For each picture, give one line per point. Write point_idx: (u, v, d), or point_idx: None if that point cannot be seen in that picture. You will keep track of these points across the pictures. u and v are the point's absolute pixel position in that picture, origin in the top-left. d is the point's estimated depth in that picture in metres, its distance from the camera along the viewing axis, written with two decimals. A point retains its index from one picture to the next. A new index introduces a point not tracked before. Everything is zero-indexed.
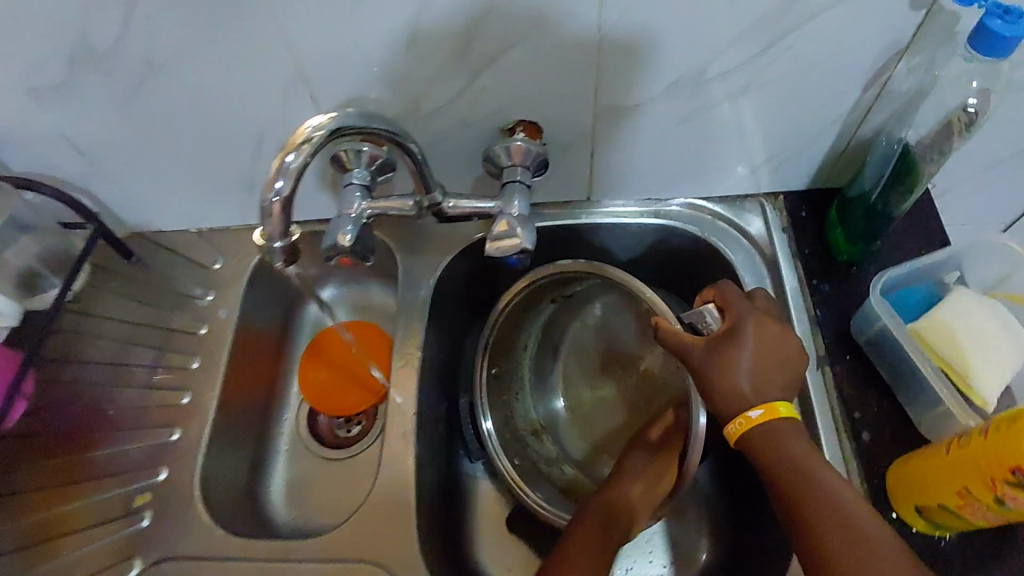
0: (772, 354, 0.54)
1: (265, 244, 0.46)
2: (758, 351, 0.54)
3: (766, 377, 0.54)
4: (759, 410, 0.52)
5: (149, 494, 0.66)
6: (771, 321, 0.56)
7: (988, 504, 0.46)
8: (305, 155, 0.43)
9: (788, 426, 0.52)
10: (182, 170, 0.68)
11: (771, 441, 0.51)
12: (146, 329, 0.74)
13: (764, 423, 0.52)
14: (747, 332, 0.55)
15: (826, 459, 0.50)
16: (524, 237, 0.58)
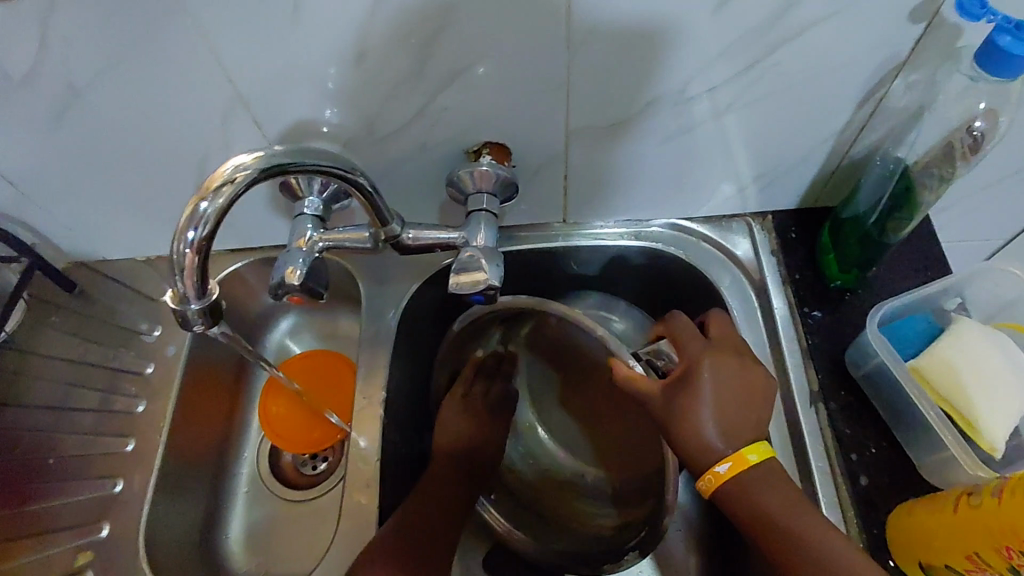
0: (734, 388, 0.51)
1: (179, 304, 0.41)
2: (717, 386, 0.50)
3: (732, 413, 0.49)
4: (728, 463, 0.48)
5: (90, 552, 0.60)
6: (728, 352, 0.53)
7: (1000, 571, 0.42)
8: (222, 199, 0.38)
9: (763, 477, 0.47)
10: (120, 197, 0.63)
11: (743, 498, 0.47)
12: (90, 368, 0.69)
13: (734, 477, 0.48)
14: (702, 367, 0.51)
15: (812, 515, 0.46)
16: (490, 272, 0.53)
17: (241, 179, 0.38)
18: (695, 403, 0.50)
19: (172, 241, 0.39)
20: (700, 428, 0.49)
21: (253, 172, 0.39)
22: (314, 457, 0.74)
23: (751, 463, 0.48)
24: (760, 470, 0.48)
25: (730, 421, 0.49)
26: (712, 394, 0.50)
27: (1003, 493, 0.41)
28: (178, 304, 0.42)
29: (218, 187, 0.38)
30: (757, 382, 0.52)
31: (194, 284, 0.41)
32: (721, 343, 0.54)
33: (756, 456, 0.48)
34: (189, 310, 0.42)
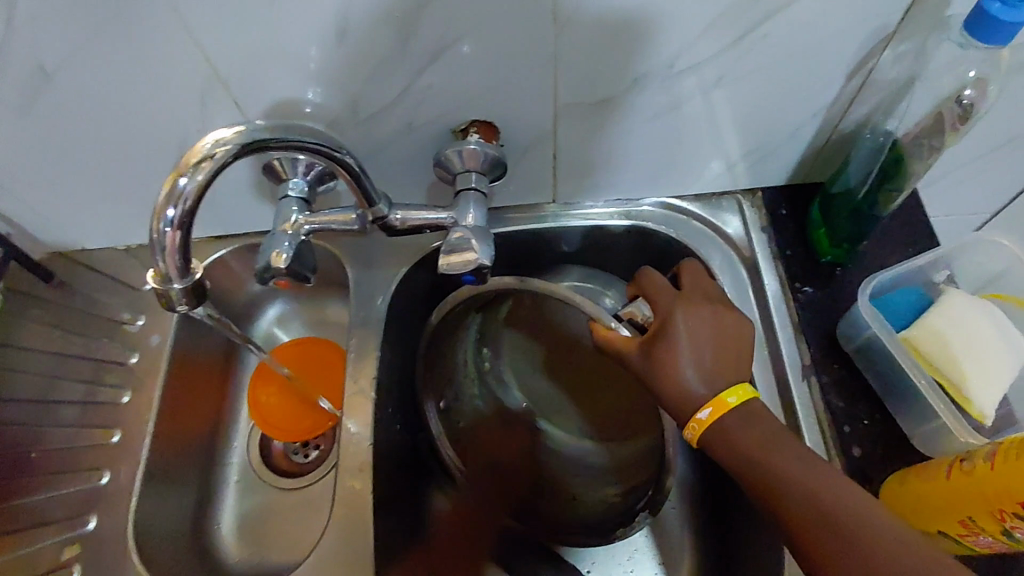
0: (709, 336, 0.51)
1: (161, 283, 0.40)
2: (691, 335, 0.51)
3: (708, 360, 0.50)
4: (708, 409, 0.49)
5: (78, 546, 0.59)
6: (699, 301, 0.54)
7: (994, 535, 0.42)
8: (201, 176, 0.37)
9: (745, 420, 0.48)
10: (97, 183, 0.61)
11: (729, 443, 0.48)
12: (71, 359, 0.67)
13: (715, 423, 0.49)
14: (676, 318, 0.52)
15: (797, 454, 0.46)
16: (480, 252, 0.52)
17: (220, 154, 0.37)
18: (671, 354, 0.51)
19: (152, 220, 0.38)
20: (679, 377, 0.50)
21: (233, 148, 0.37)
22: (305, 445, 0.73)
23: (730, 407, 0.49)
24: (742, 412, 0.49)
25: (707, 368, 0.50)
26: (687, 343, 0.51)
27: (997, 457, 0.41)
28: (162, 286, 0.41)
29: (197, 163, 0.37)
30: (730, 328, 0.53)
31: (177, 265, 0.40)
32: (696, 295, 0.55)
33: (735, 398, 0.49)
34: (174, 290, 0.41)
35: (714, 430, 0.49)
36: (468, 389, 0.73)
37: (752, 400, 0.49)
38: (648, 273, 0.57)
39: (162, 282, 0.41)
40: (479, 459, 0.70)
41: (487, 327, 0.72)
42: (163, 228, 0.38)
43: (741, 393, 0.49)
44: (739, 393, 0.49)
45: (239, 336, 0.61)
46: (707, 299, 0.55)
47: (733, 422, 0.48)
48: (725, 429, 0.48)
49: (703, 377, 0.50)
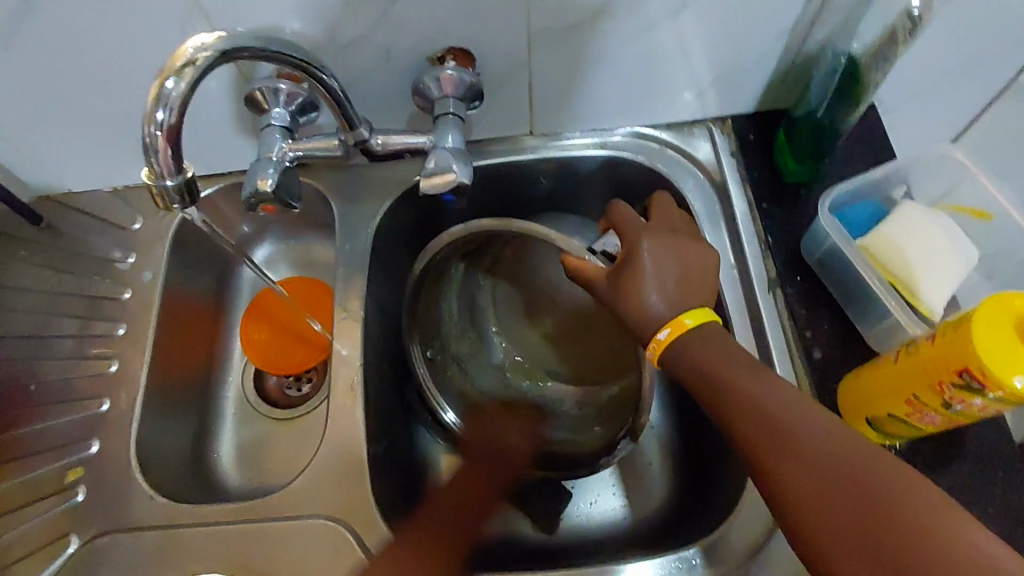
0: (671, 262, 0.54)
1: (155, 180, 0.43)
2: (654, 261, 0.54)
3: (669, 284, 0.53)
4: (667, 330, 0.52)
5: (81, 469, 0.62)
6: (664, 232, 0.56)
7: (936, 410, 0.45)
8: (188, 80, 0.39)
9: (701, 339, 0.51)
10: (80, 119, 0.62)
11: (683, 359, 0.50)
12: (63, 297, 0.69)
13: (672, 343, 0.51)
14: (641, 248, 0.55)
15: (750, 372, 0.48)
16: (459, 172, 0.55)
17: (203, 59, 0.39)
18: (635, 275, 0.53)
19: (145, 122, 0.40)
20: (642, 298, 0.53)
21: (216, 53, 0.40)
22: (298, 379, 0.76)
23: (687, 328, 0.51)
24: (699, 333, 0.51)
25: (668, 292, 0.53)
26: (656, 267, 0.54)
27: (938, 335, 0.44)
28: (153, 185, 0.43)
29: (182, 68, 0.39)
30: (695, 257, 0.55)
31: (170, 164, 0.42)
32: (660, 228, 0.57)
33: (693, 320, 0.51)
34: (166, 186, 0.43)
35: (672, 350, 0.51)
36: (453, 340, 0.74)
37: (712, 323, 0.52)
38: (619, 206, 0.59)
39: (154, 180, 0.43)
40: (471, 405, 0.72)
41: (468, 281, 0.75)
42: (155, 131, 0.40)
43: (698, 315, 0.52)
44: (697, 314, 0.52)
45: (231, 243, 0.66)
46: (674, 232, 0.57)
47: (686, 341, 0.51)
48: (683, 350, 0.51)
49: (673, 284, 0.53)
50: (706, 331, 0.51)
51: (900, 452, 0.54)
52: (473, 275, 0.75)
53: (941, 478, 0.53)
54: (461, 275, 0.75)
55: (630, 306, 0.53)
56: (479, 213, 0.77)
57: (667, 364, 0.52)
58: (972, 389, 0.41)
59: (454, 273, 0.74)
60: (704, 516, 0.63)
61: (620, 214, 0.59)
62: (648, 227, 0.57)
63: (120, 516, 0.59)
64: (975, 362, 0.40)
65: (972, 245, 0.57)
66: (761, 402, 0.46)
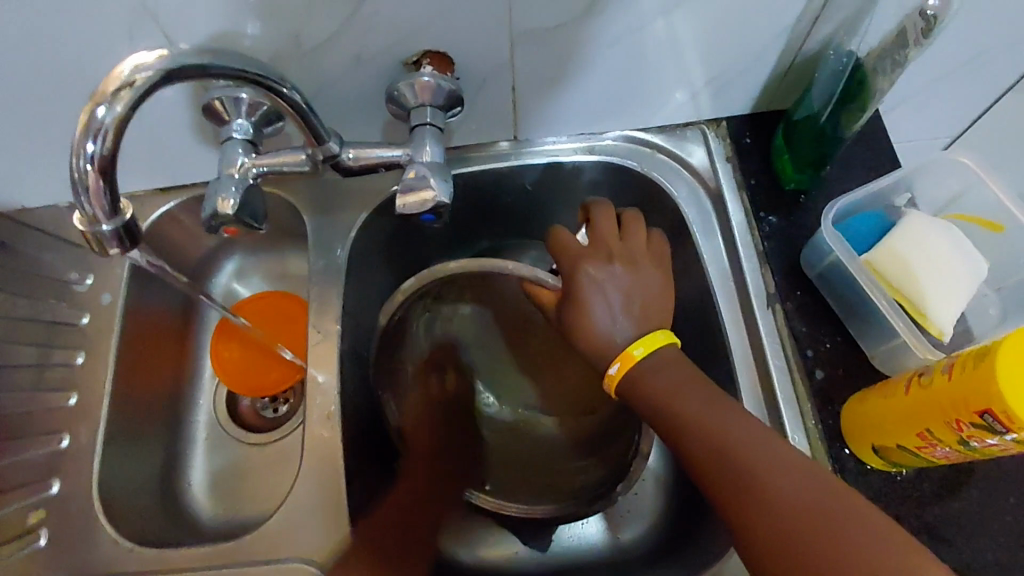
0: (617, 284, 0.55)
1: (87, 227, 0.38)
2: (594, 290, 0.55)
3: (614, 309, 0.54)
4: (617, 365, 0.52)
5: (42, 510, 0.58)
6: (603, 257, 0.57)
7: (951, 445, 0.42)
8: (122, 105, 0.35)
9: (654, 365, 0.51)
10: (24, 133, 0.57)
11: (641, 394, 0.51)
12: (17, 323, 0.64)
13: (624, 376, 0.52)
14: (581, 279, 0.56)
15: (705, 395, 0.49)
16: (438, 189, 0.51)
17: (141, 82, 0.35)
18: (581, 308, 0.55)
19: (72, 154, 0.36)
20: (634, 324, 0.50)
21: (155, 74, 0.35)
22: (274, 400, 0.72)
23: (636, 359, 0.52)
24: (650, 360, 0.52)
25: (609, 317, 0.54)
26: (605, 291, 0.55)
27: (954, 369, 0.41)
28: (83, 222, 0.39)
29: (116, 91, 0.35)
30: (637, 279, 0.56)
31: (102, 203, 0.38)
32: (602, 253, 0.58)
33: (642, 349, 0.52)
34: (103, 231, 0.39)
35: (624, 384, 0.52)
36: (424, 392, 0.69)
37: (658, 347, 0.52)
38: (560, 233, 0.60)
39: (83, 218, 0.38)
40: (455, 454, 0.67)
41: (435, 323, 0.71)
42: (84, 166, 0.36)
43: (648, 343, 0.52)
44: (643, 344, 0.52)
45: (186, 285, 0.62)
46: (614, 255, 0.57)
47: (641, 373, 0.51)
48: (637, 380, 0.51)
49: (624, 307, 0.54)
50: (655, 359, 0.51)
51: (906, 477, 0.51)
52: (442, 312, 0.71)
53: (951, 505, 0.51)
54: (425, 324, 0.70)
55: (582, 336, 0.55)
56: (461, 222, 0.73)
57: (622, 393, 0.53)
58: (994, 430, 0.38)
59: (416, 325, 0.70)
60: (701, 536, 0.60)
61: (565, 239, 0.59)
62: (588, 250, 0.58)
63: (84, 560, 0.56)
64: (999, 404, 0.37)
65: (981, 258, 0.54)
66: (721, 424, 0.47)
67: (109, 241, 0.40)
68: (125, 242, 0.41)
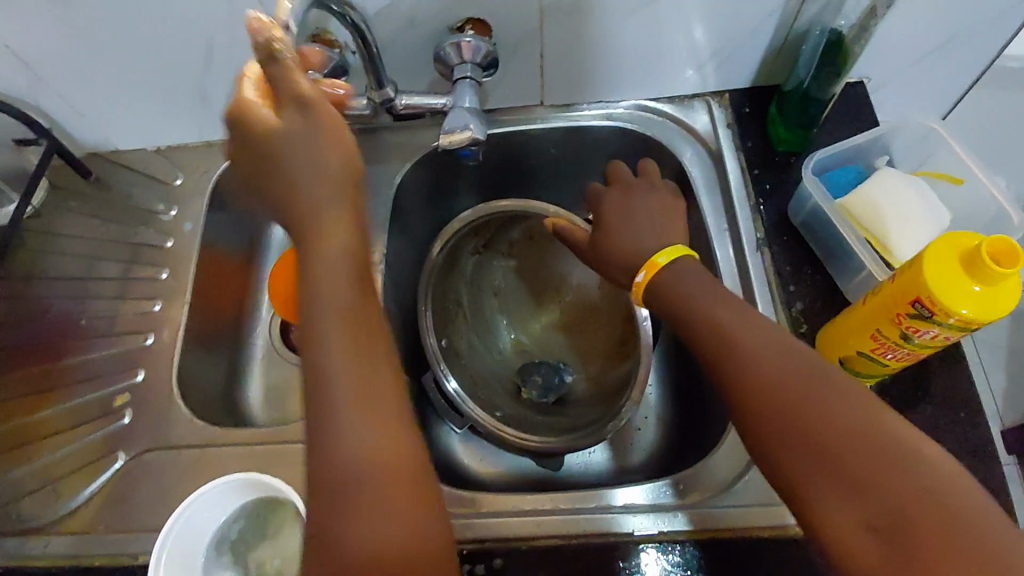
0: (634, 225, 0.65)
1: None
2: (621, 214, 0.67)
3: (637, 226, 0.65)
4: (643, 274, 0.61)
5: (128, 395, 0.68)
6: (616, 204, 0.69)
7: (897, 342, 0.50)
8: None
9: (677, 277, 0.58)
10: (131, 79, 0.69)
11: (660, 297, 0.58)
12: (111, 243, 0.76)
13: (647, 283, 0.60)
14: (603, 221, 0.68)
15: (717, 292, 0.55)
16: (474, 130, 0.61)
17: None
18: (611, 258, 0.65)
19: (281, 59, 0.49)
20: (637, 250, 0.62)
21: None
22: None
23: (661, 266, 0.60)
24: (672, 268, 0.59)
25: (634, 233, 0.65)
26: (631, 236, 0.65)
27: (898, 272, 0.49)
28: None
29: None
30: (652, 204, 0.67)
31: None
32: (624, 190, 0.70)
33: (665, 259, 0.60)
34: None
35: (649, 288, 0.60)
36: (464, 327, 0.81)
37: (682, 257, 0.60)
38: (596, 184, 0.73)
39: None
40: (483, 386, 0.78)
41: (482, 270, 0.85)
42: None
43: (671, 254, 0.60)
44: (668, 255, 0.60)
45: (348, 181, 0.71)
46: (634, 189, 0.69)
47: (663, 276, 0.59)
48: (660, 284, 0.59)
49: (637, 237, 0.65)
50: (674, 266, 0.59)
51: (871, 392, 0.59)
52: (488, 262, 0.85)
53: (908, 416, 0.58)
54: (473, 266, 0.84)
55: (613, 252, 0.66)
56: (492, 178, 0.83)
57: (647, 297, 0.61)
58: (925, 317, 0.46)
59: (466, 264, 0.83)
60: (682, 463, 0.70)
61: (599, 188, 0.72)
62: (612, 188, 0.71)
63: (162, 436, 0.66)
64: (926, 292, 0.45)
65: (943, 208, 0.62)
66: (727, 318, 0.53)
67: None
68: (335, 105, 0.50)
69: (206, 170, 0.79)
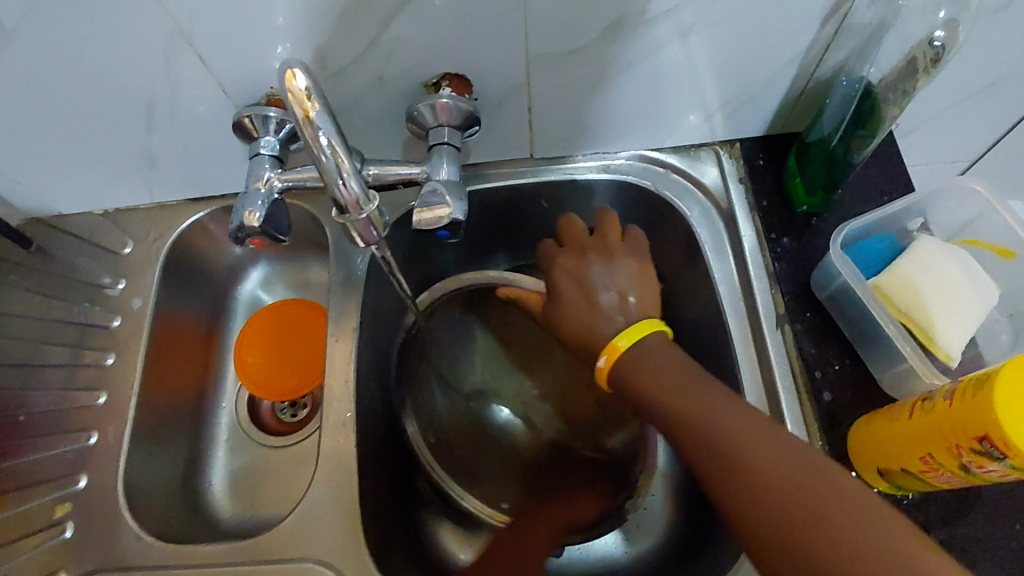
0: (615, 303, 0.57)
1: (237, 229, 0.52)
2: (575, 285, 0.60)
3: (599, 302, 0.57)
4: (604, 357, 0.54)
5: (69, 504, 0.61)
6: (574, 271, 0.61)
7: (952, 471, 0.44)
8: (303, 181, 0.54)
9: (643, 354, 0.53)
10: (64, 146, 0.61)
11: (627, 382, 0.53)
12: (52, 324, 0.67)
13: (611, 368, 0.54)
14: (566, 287, 0.60)
15: (689, 379, 0.50)
16: (453, 207, 0.51)
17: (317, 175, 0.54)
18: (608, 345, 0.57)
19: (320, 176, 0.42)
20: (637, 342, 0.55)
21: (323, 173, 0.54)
22: (293, 404, 0.74)
23: (622, 349, 0.54)
24: (635, 350, 0.53)
25: (604, 304, 0.57)
26: (605, 313, 0.57)
27: (956, 394, 0.43)
28: (345, 224, 0.46)
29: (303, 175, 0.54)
30: (615, 268, 0.59)
31: (354, 201, 0.44)
32: (579, 254, 0.62)
33: (625, 340, 0.54)
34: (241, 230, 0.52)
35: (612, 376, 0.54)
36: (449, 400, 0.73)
37: (644, 338, 0.54)
38: (547, 245, 0.66)
39: (346, 221, 0.45)
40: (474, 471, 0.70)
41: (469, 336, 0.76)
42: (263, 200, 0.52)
43: (632, 334, 0.54)
44: (627, 335, 0.54)
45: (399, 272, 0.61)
46: (587, 252, 0.62)
47: (627, 361, 0.53)
48: (627, 365, 0.53)
49: (621, 311, 0.56)
50: (637, 349, 0.53)
51: (913, 502, 0.52)
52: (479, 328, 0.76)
53: (956, 531, 0.51)
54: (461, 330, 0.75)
55: (561, 323, 0.60)
56: (479, 234, 0.75)
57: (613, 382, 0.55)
58: (992, 456, 0.40)
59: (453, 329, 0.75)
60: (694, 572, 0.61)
61: (550, 250, 0.65)
62: (563, 249, 0.64)
63: (109, 554, 0.59)
64: (996, 431, 0.39)
65: (991, 284, 0.55)
66: (705, 412, 0.47)
67: (247, 239, 0.53)
68: (383, 227, 0.47)
69: (160, 237, 0.70)
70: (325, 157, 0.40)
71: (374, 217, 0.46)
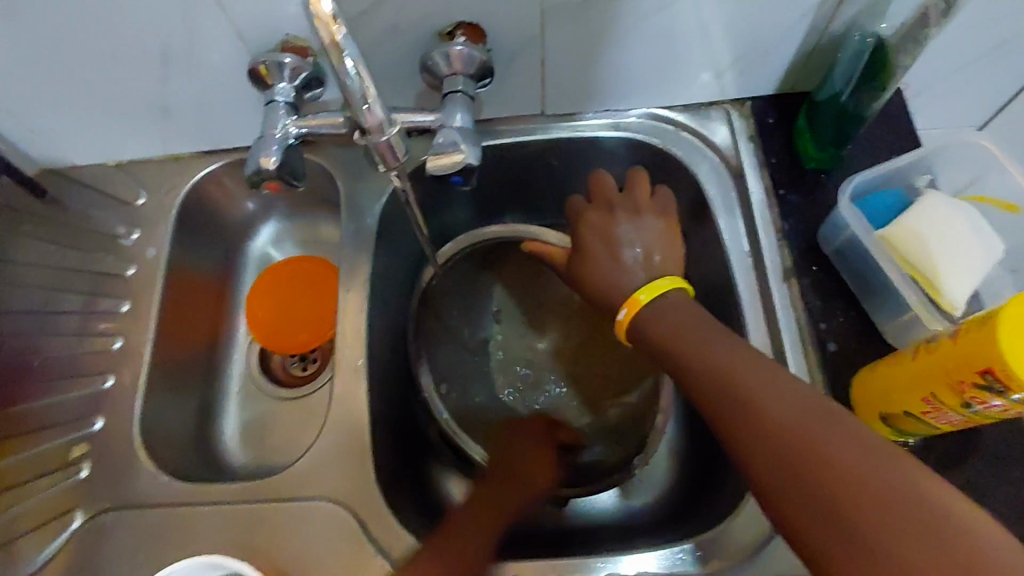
0: (638, 262, 0.58)
1: (253, 174, 0.53)
2: (602, 238, 0.60)
3: (622, 261, 0.58)
4: (624, 311, 0.56)
5: (86, 445, 0.62)
6: (595, 227, 0.61)
7: (954, 409, 0.45)
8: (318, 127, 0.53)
9: (661, 311, 0.54)
10: (79, 93, 0.61)
11: (644, 336, 0.54)
12: (68, 272, 0.68)
13: (630, 321, 0.55)
14: (586, 237, 0.62)
15: (702, 331, 0.51)
16: (468, 152, 0.52)
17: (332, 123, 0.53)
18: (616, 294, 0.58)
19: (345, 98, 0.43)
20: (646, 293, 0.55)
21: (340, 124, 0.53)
22: (304, 358, 0.75)
23: (641, 304, 0.55)
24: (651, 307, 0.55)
25: (627, 264, 0.58)
26: (628, 269, 0.58)
27: (960, 332, 0.44)
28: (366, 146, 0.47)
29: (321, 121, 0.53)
30: (640, 226, 0.60)
31: (377, 123, 0.45)
32: (604, 211, 0.62)
33: (646, 295, 0.55)
34: (257, 175, 0.53)
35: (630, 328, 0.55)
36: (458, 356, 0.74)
37: (664, 293, 0.55)
38: (574, 200, 0.66)
39: (368, 142, 0.46)
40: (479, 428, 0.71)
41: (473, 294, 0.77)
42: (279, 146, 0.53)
43: (652, 289, 0.55)
44: (649, 291, 0.55)
45: (420, 214, 0.62)
46: (613, 207, 0.62)
47: (646, 314, 0.54)
48: (642, 321, 0.54)
49: (644, 268, 0.57)
50: (656, 303, 0.54)
51: (913, 449, 0.53)
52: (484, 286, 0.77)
53: (955, 476, 0.52)
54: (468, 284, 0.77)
55: (581, 276, 0.60)
56: (489, 191, 0.76)
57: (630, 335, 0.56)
58: (993, 389, 0.41)
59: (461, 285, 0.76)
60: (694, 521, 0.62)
61: (577, 206, 0.65)
62: (591, 206, 0.64)
63: (125, 493, 0.60)
64: (998, 363, 0.40)
65: (996, 239, 0.55)
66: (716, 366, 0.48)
67: (263, 183, 0.54)
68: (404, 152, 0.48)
69: (173, 189, 0.71)
70: (349, 80, 0.41)
71: (396, 141, 0.47)
